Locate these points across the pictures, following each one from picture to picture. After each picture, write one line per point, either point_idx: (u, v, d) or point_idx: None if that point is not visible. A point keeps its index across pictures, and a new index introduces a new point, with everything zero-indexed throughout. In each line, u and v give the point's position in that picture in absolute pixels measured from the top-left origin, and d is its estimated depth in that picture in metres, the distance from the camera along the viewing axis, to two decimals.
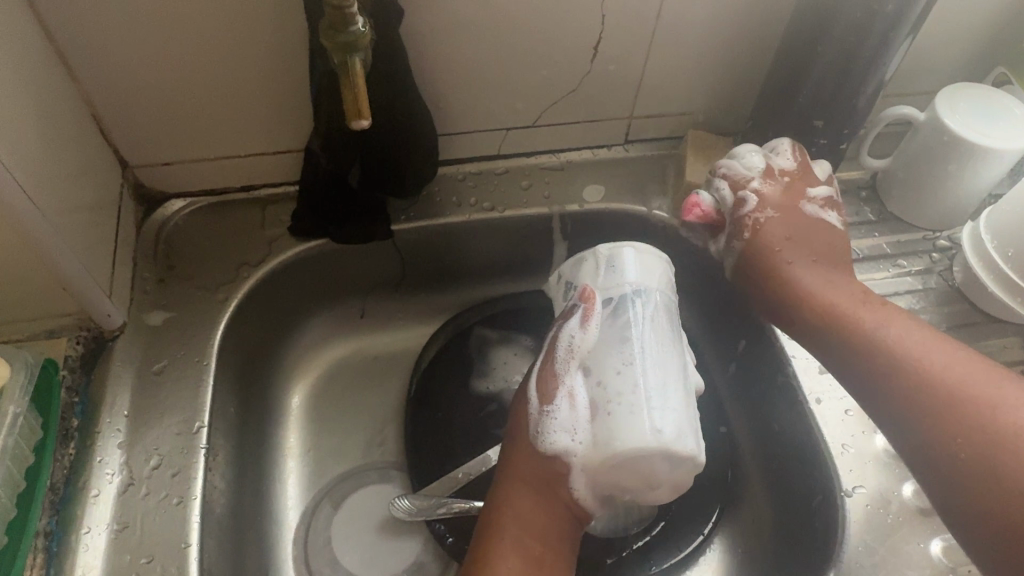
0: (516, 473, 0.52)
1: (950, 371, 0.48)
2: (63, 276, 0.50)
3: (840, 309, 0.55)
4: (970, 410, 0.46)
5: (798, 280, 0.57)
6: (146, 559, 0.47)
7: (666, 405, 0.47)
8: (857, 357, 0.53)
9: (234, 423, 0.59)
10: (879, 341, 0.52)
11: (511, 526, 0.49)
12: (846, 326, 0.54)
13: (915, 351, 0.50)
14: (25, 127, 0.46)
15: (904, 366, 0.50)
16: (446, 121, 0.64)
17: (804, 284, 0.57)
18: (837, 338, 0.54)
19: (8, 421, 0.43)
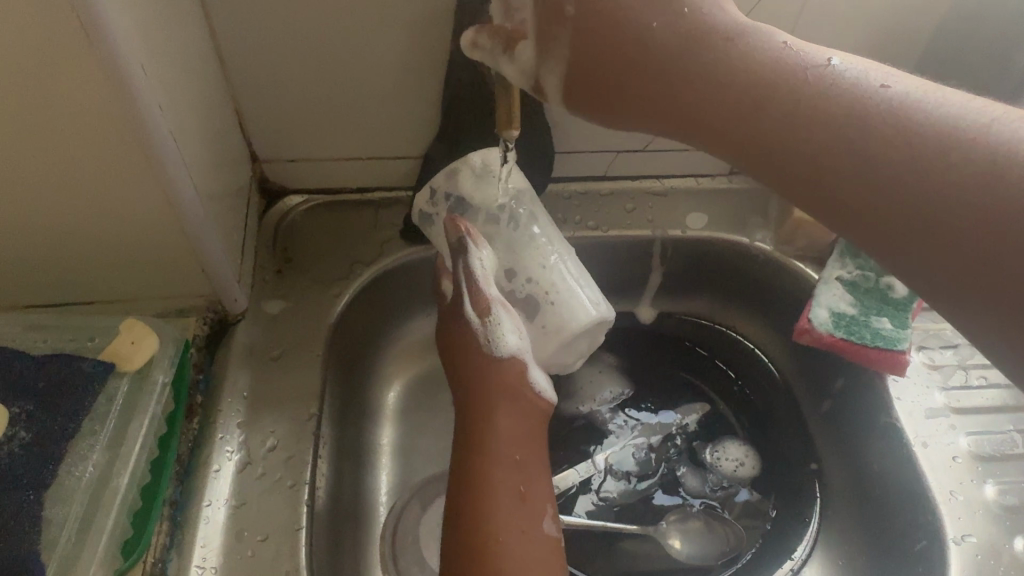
0: (484, 392, 0.51)
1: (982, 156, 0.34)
2: (205, 260, 0.52)
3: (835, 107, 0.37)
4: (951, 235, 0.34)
5: (756, 86, 0.39)
6: (261, 537, 0.49)
7: (588, 282, 0.54)
8: (809, 176, 0.38)
9: (339, 414, 0.60)
10: (827, 90, 0.38)
11: (492, 435, 0.49)
12: (811, 149, 0.38)
13: (904, 113, 0.36)
14: (190, 115, 0.48)
15: (847, 151, 0.37)
16: (561, 140, 0.66)
17: (757, 105, 0.39)
18: (814, 173, 0.38)
19: (157, 389, 0.46)
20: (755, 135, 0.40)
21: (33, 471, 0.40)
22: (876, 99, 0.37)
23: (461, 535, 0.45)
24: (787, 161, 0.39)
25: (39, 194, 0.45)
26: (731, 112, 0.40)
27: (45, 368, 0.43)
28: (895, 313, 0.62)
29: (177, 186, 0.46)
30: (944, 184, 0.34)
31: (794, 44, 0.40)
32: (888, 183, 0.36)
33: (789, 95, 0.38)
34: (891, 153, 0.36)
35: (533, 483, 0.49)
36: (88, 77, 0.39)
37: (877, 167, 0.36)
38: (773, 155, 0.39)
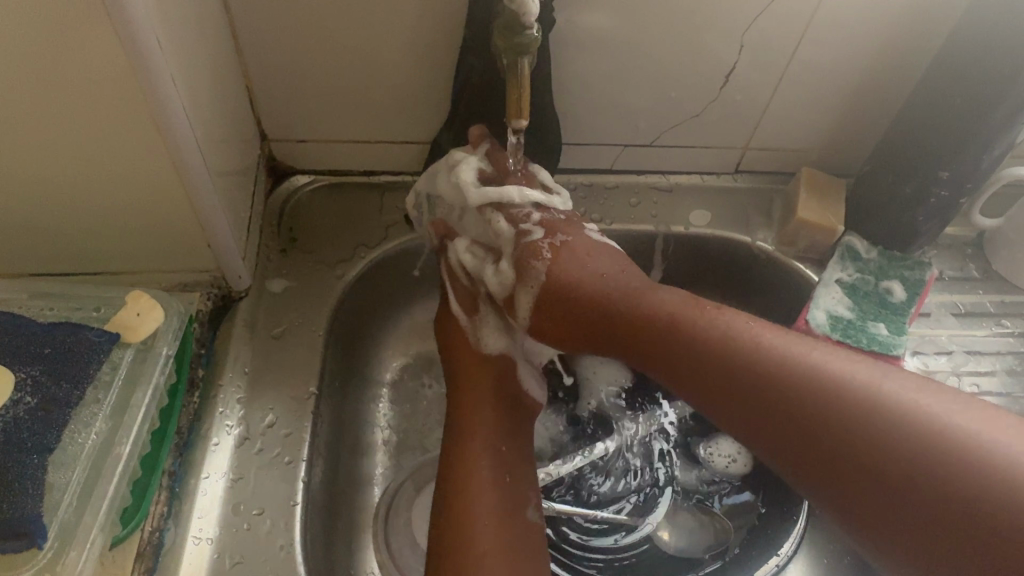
0: (480, 382, 0.55)
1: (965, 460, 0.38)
2: (212, 235, 0.52)
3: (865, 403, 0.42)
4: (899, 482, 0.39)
5: (816, 408, 0.43)
6: (257, 511, 0.50)
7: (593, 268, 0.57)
8: (860, 468, 0.40)
9: (336, 393, 0.60)
10: (871, 417, 0.41)
11: (480, 422, 0.53)
12: (851, 448, 0.41)
13: (921, 421, 0.40)
14: (201, 90, 0.48)
15: (869, 458, 0.40)
16: (569, 131, 0.66)
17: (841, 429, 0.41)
18: (856, 488, 0.41)
19: (161, 360, 0.47)
20: (802, 449, 0.43)
21: (37, 435, 0.40)
22: (914, 414, 0.40)
23: (447, 512, 0.48)
24: (834, 458, 0.42)
25: (50, 162, 0.45)
26: (785, 418, 0.44)
27: (50, 335, 0.44)
28: (891, 319, 0.63)
29: (187, 161, 0.46)
30: (943, 501, 0.38)
31: (875, 383, 0.42)
32: (923, 477, 0.38)
33: (822, 386, 0.43)
34: (913, 470, 0.39)
35: (516, 470, 0.52)
36: (105, 47, 0.39)
37: (913, 480, 0.39)
38: (823, 445, 0.42)
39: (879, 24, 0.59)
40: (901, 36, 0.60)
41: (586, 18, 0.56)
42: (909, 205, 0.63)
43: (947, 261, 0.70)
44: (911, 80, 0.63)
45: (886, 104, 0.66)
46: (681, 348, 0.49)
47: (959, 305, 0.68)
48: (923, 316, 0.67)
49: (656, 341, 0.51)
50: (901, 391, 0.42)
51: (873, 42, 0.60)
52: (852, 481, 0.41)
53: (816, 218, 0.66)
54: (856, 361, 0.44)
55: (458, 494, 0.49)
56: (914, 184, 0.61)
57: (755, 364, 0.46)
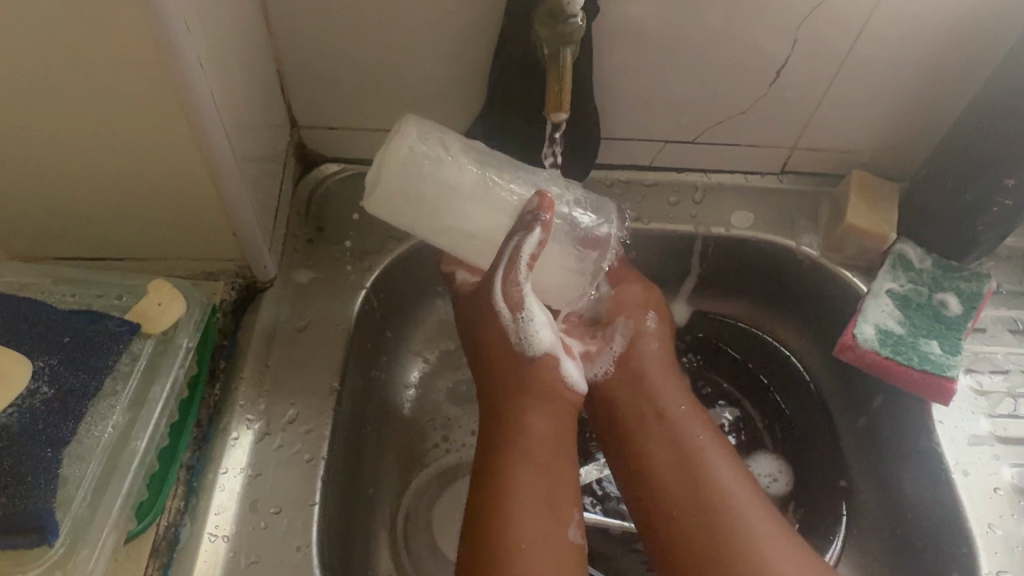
0: (529, 383, 0.52)
1: None
2: (237, 224, 0.50)
3: (708, 496, 0.50)
4: (692, 527, 0.49)
5: (733, 502, 0.49)
6: (275, 509, 0.48)
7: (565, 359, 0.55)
8: (727, 552, 0.47)
9: (360, 389, 0.58)
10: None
11: (528, 440, 0.50)
12: (714, 539, 0.48)
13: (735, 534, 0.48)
14: (230, 72, 0.47)
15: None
16: (608, 125, 0.64)
17: (757, 546, 0.47)
18: (695, 549, 0.48)
19: (181, 352, 0.45)
20: (682, 510, 0.50)
21: (52, 427, 0.39)
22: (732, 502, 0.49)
23: (491, 522, 0.46)
24: (689, 540, 0.49)
25: (74, 146, 0.44)
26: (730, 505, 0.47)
27: (71, 323, 0.44)
28: (945, 335, 0.60)
29: (211, 148, 0.44)
30: None
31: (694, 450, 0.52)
32: None
33: (672, 507, 0.50)
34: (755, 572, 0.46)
35: (558, 486, 0.49)
36: (127, 27, 0.37)
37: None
38: None
39: (944, 21, 0.55)
40: (969, 32, 0.56)
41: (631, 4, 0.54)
42: (970, 213, 0.59)
43: (1006, 273, 0.66)
44: (977, 79, 0.59)
45: (949, 107, 0.62)
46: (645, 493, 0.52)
47: (1017, 322, 0.64)
48: (977, 332, 0.63)
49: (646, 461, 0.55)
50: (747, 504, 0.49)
51: (938, 38, 0.56)
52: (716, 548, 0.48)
53: (866, 225, 0.63)
54: (765, 517, 0.49)
55: (497, 508, 0.47)
56: (975, 192, 0.57)
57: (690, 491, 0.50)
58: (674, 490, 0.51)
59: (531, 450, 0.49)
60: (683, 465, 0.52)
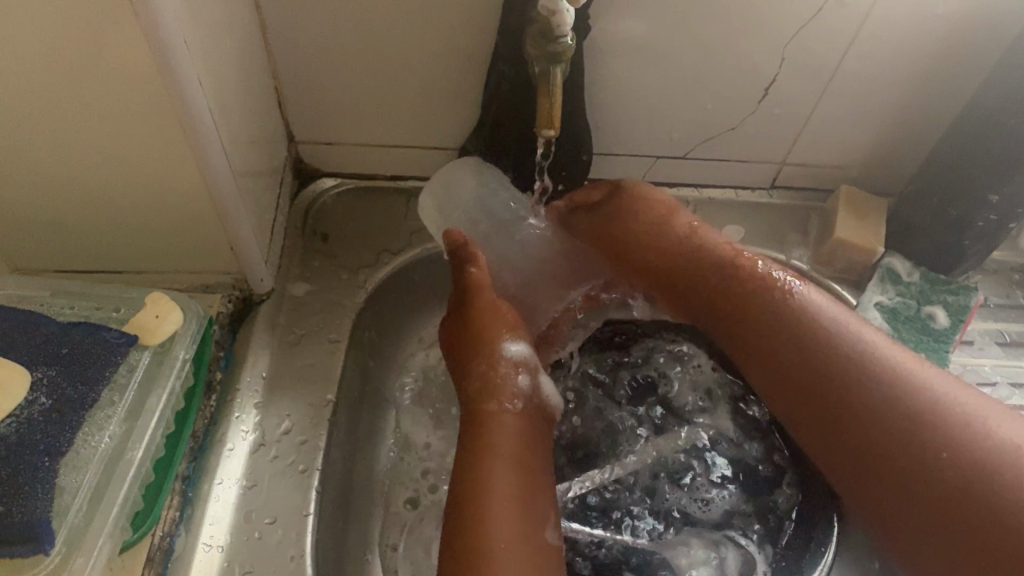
0: (497, 385, 0.53)
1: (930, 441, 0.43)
2: (235, 237, 0.51)
3: (793, 342, 0.50)
4: (812, 385, 0.48)
5: (820, 351, 0.48)
6: (269, 519, 0.49)
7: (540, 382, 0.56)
8: (837, 400, 0.47)
9: (354, 402, 0.59)
10: (853, 352, 0.47)
11: (492, 446, 0.48)
12: (810, 376, 0.48)
13: (878, 385, 0.46)
14: (229, 89, 0.48)
15: (839, 385, 0.47)
16: (601, 141, 0.65)
17: (905, 422, 0.44)
18: (812, 390, 0.48)
19: (178, 365, 0.46)
20: (791, 374, 0.49)
21: (49, 437, 0.40)
22: (870, 370, 0.46)
23: (466, 510, 0.45)
24: (802, 383, 0.49)
25: (75, 160, 0.45)
26: (817, 396, 0.48)
27: (69, 335, 0.44)
28: (933, 348, 0.61)
29: (211, 163, 0.45)
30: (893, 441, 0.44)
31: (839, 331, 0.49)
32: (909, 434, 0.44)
33: (806, 343, 0.49)
34: (850, 393, 0.46)
35: (530, 485, 0.48)
36: (131, 45, 0.38)
37: (876, 423, 0.45)
38: (845, 420, 0.46)
39: (929, 40, 0.56)
40: (954, 52, 0.57)
41: (622, 23, 0.55)
42: (956, 227, 0.60)
43: (993, 287, 0.67)
44: (960, 97, 0.60)
45: (935, 124, 0.63)
46: (689, 258, 0.57)
47: (1003, 334, 0.65)
48: (965, 345, 0.64)
49: (665, 259, 0.59)
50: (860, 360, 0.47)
51: (923, 56, 0.57)
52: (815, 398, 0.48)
53: (854, 238, 0.64)
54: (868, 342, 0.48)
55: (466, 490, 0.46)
56: (962, 206, 0.59)
57: (766, 293, 0.52)
58: (786, 328, 0.50)
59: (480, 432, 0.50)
60: (768, 311, 0.51)
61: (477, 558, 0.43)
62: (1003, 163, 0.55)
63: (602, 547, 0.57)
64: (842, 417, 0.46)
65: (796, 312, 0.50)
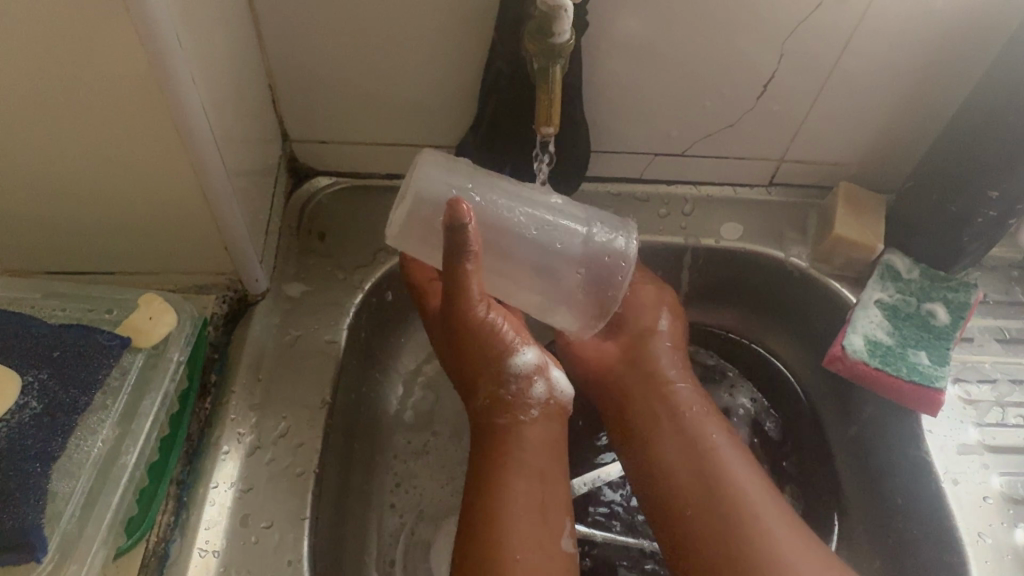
0: (506, 408, 0.51)
1: (777, 561, 0.46)
2: (229, 237, 0.51)
3: (703, 446, 0.52)
4: (686, 490, 0.51)
5: (738, 469, 0.51)
6: (266, 524, 0.48)
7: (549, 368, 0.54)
8: (714, 511, 0.49)
9: (351, 405, 0.58)
10: (763, 491, 0.50)
11: (514, 457, 0.49)
12: (688, 475, 0.51)
13: (781, 519, 0.48)
14: (222, 87, 0.47)
15: (756, 529, 0.47)
16: (599, 138, 0.64)
17: (796, 554, 0.46)
18: (692, 494, 0.50)
19: (172, 367, 0.46)
20: (688, 475, 0.51)
21: (41, 442, 0.39)
22: (771, 507, 0.49)
23: (476, 537, 0.46)
24: (683, 484, 0.51)
25: (68, 159, 0.44)
26: (673, 513, 0.50)
27: (62, 337, 0.43)
28: (933, 346, 0.60)
29: (203, 161, 0.45)
30: (756, 557, 0.46)
31: (750, 463, 0.52)
32: (765, 553, 0.46)
33: (710, 453, 0.52)
34: (731, 504, 0.49)
35: (551, 502, 0.49)
36: (122, 44, 0.38)
37: (771, 567, 0.46)
38: (700, 520, 0.49)
39: (927, 37, 0.56)
40: (953, 48, 0.57)
41: (620, 17, 0.54)
42: (956, 223, 0.60)
43: (992, 284, 0.67)
44: (957, 95, 0.60)
45: (932, 121, 0.63)
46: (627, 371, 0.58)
47: (1003, 331, 0.65)
48: (965, 341, 0.64)
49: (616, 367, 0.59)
50: (748, 482, 0.50)
51: (921, 53, 0.57)
52: (684, 497, 0.50)
53: (853, 235, 0.63)
54: (751, 475, 0.51)
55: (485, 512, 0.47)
56: (961, 204, 0.58)
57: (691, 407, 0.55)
58: (693, 436, 0.53)
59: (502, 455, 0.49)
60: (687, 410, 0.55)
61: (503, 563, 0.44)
62: (1002, 161, 0.54)
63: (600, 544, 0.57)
64: (704, 522, 0.49)
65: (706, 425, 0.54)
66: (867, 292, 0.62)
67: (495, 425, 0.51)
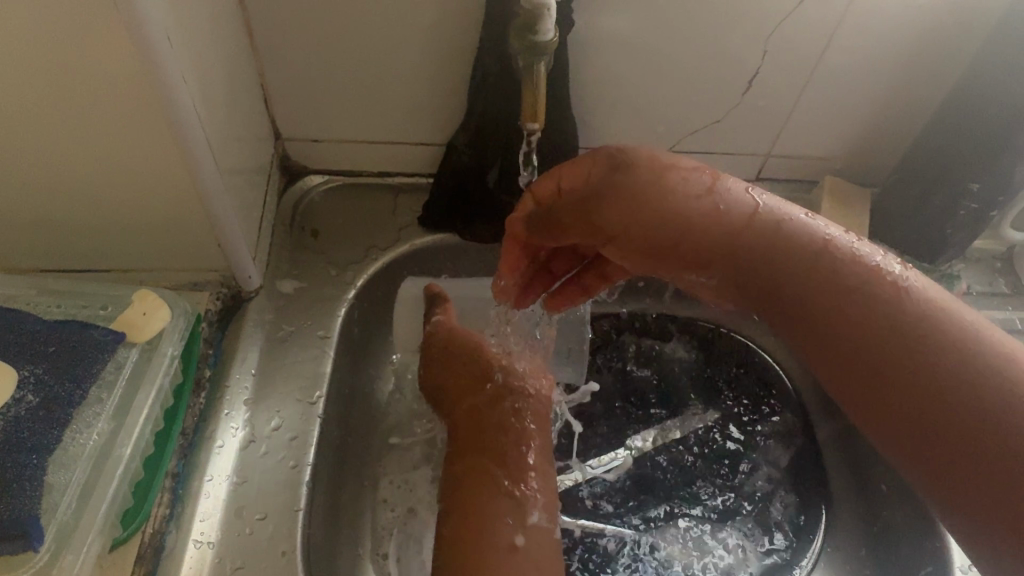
0: (470, 394, 0.54)
1: (987, 391, 0.39)
2: (222, 234, 0.51)
3: (834, 326, 0.44)
4: (856, 369, 0.43)
5: (915, 317, 0.42)
6: (260, 515, 0.49)
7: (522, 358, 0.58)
8: (902, 388, 0.41)
9: (344, 400, 0.59)
10: (941, 325, 0.42)
11: (483, 434, 0.52)
12: (857, 338, 0.43)
13: (977, 357, 0.40)
14: (213, 86, 0.48)
15: (946, 387, 0.40)
16: (587, 134, 0.65)
17: (996, 395, 0.39)
18: (869, 370, 0.42)
19: (166, 361, 0.47)
20: (855, 346, 0.43)
21: (38, 434, 0.40)
22: (964, 340, 0.41)
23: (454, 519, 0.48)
24: (855, 356, 0.43)
25: (61, 157, 0.45)
26: (903, 393, 0.41)
27: (55, 333, 0.44)
28: None
29: (195, 158, 0.45)
30: (964, 406, 0.39)
31: (918, 287, 0.43)
32: (963, 409, 0.39)
33: (878, 309, 0.43)
34: (911, 366, 0.41)
35: (520, 471, 0.50)
36: (114, 42, 0.38)
37: (959, 407, 0.40)
38: (885, 384, 0.42)
39: (909, 32, 0.57)
40: (934, 42, 0.58)
41: (605, 15, 0.55)
42: (939, 216, 0.61)
43: (976, 275, 0.68)
44: (939, 89, 0.61)
45: (914, 116, 0.64)
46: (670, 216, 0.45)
47: (987, 322, 0.66)
48: None
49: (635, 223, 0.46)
50: (933, 310, 0.42)
51: (903, 48, 0.58)
52: (863, 363, 0.43)
53: (838, 229, 0.64)
54: (931, 295, 0.43)
55: (457, 495, 0.49)
56: (944, 195, 0.59)
57: (818, 258, 0.44)
58: (834, 300, 0.44)
59: (466, 437, 0.52)
60: (774, 295, 0.46)
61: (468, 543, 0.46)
62: (983, 153, 0.55)
63: (594, 535, 0.57)
64: (880, 394, 0.42)
65: (831, 296, 0.44)
66: None
67: (457, 408, 0.55)
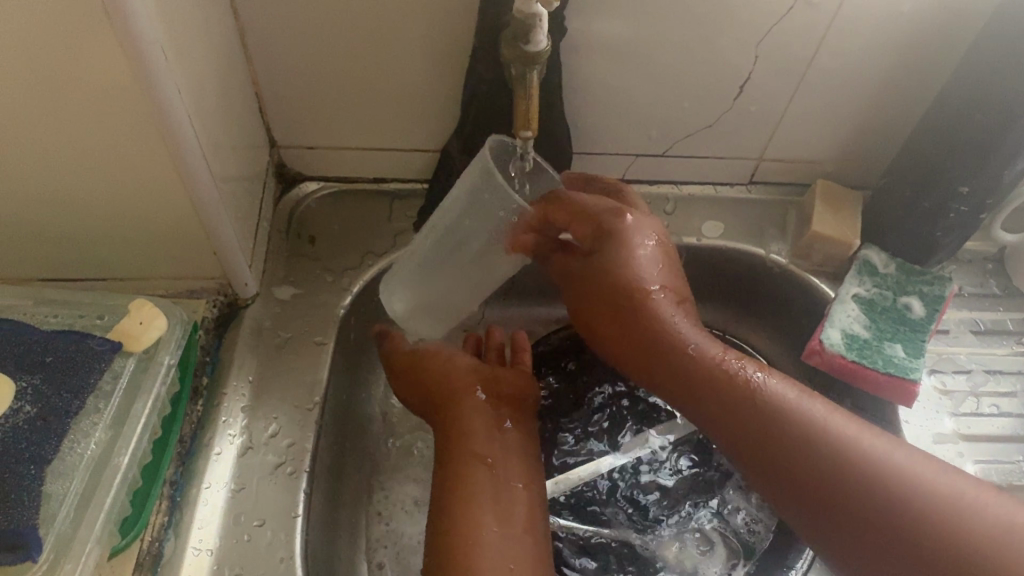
0: (455, 395, 0.54)
1: (909, 499, 0.44)
2: (218, 242, 0.52)
3: (767, 424, 0.48)
4: (797, 478, 0.47)
5: (833, 449, 0.46)
6: (258, 522, 0.49)
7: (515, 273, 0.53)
8: (841, 499, 0.45)
9: (341, 406, 0.59)
10: (856, 448, 0.46)
11: (467, 440, 0.52)
12: (790, 450, 0.47)
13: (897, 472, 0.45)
14: (208, 95, 0.48)
15: (871, 499, 0.44)
16: (581, 139, 0.65)
17: (922, 510, 0.43)
18: (788, 483, 0.47)
19: (163, 370, 0.47)
20: (772, 467, 0.48)
21: (36, 446, 0.41)
22: (881, 460, 0.45)
23: (445, 525, 0.48)
24: (788, 468, 0.47)
25: (59, 168, 0.45)
26: (860, 534, 0.44)
27: (52, 343, 0.45)
28: (909, 338, 0.62)
29: (190, 167, 0.46)
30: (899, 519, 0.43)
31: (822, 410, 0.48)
32: (898, 507, 0.44)
33: (799, 433, 0.47)
34: (835, 478, 0.46)
35: (509, 476, 0.51)
36: (108, 55, 0.39)
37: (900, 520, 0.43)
38: (810, 494, 0.46)
39: (898, 37, 0.57)
40: (923, 46, 0.58)
41: (597, 22, 0.56)
42: (928, 219, 0.61)
43: (967, 276, 0.69)
44: (929, 92, 0.62)
45: (904, 119, 0.64)
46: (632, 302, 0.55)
47: (978, 323, 0.66)
48: (941, 333, 0.66)
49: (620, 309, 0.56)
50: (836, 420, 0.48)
51: (891, 52, 0.59)
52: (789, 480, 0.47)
53: (830, 232, 0.65)
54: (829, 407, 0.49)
55: (450, 498, 0.49)
56: (933, 199, 0.60)
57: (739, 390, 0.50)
58: (766, 424, 0.48)
59: (451, 442, 0.52)
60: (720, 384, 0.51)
61: (457, 557, 0.46)
62: (972, 157, 0.56)
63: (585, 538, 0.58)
64: (821, 513, 0.46)
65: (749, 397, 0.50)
66: (844, 288, 0.64)
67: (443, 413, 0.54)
